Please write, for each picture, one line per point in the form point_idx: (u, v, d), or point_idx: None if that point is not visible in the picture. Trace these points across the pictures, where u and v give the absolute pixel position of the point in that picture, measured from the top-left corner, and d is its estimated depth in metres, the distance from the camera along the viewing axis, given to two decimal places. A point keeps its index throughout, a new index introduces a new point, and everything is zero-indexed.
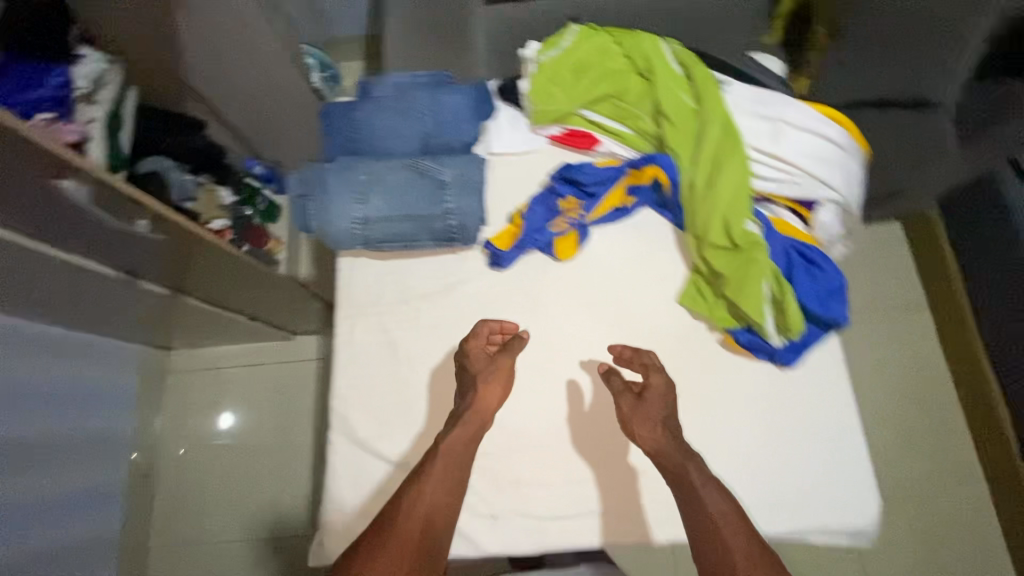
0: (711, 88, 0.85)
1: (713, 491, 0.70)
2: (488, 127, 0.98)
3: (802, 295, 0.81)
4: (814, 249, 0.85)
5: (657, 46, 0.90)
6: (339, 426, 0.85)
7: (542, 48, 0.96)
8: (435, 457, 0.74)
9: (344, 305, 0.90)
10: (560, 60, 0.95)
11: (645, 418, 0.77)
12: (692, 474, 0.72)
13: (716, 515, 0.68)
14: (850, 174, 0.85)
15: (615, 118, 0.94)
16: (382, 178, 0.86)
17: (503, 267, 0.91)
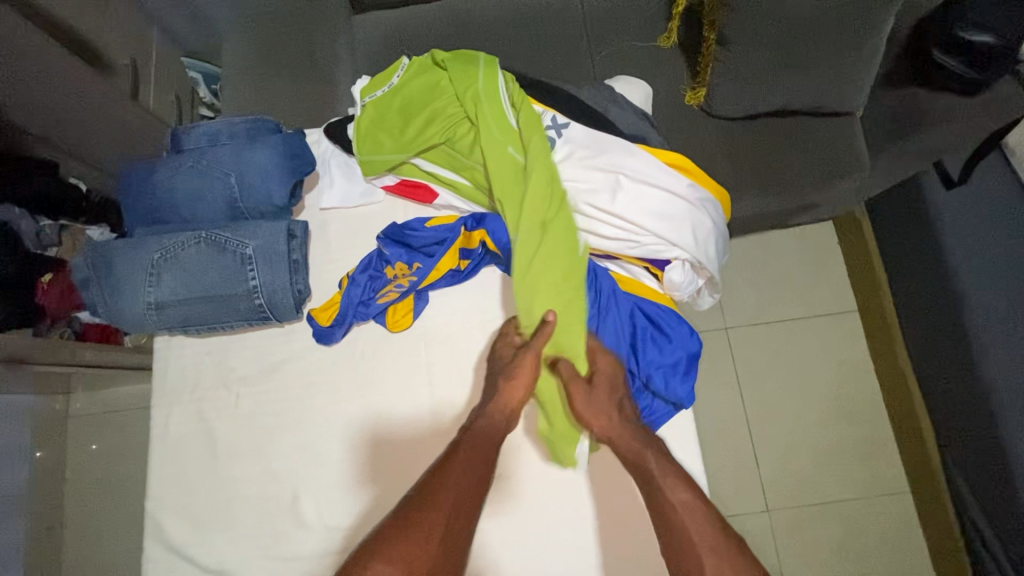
0: (540, 143, 0.75)
1: (673, 480, 0.65)
2: (318, 180, 0.88)
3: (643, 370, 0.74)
4: (663, 314, 0.76)
5: (487, 87, 0.79)
6: (154, 531, 0.78)
7: (370, 87, 0.86)
8: (456, 447, 0.67)
9: (160, 393, 0.82)
10: (388, 100, 0.85)
11: (603, 405, 0.70)
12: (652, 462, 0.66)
13: (676, 505, 0.63)
14: (700, 228, 0.75)
15: (449, 167, 0.83)
16: (176, 255, 0.76)
17: (331, 342, 0.82)
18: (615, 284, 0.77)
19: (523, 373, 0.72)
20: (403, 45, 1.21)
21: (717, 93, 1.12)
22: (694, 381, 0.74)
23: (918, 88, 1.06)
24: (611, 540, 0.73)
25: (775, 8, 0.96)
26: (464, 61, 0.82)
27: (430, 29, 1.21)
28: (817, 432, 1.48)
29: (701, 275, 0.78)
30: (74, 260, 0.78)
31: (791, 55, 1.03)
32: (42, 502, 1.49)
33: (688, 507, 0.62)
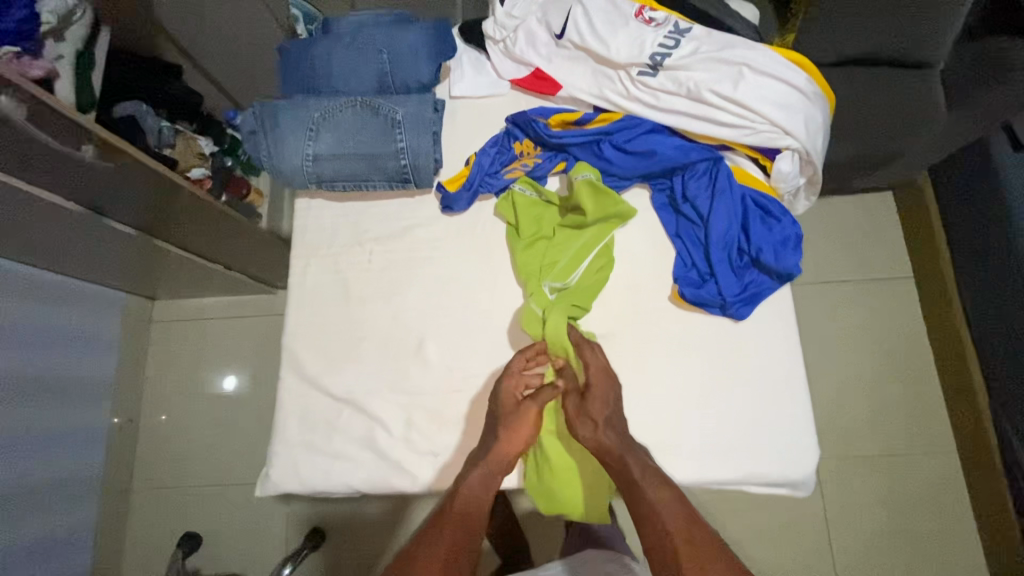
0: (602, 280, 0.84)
1: (652, 482, 0.71)
2: (450, 71, 0.97)
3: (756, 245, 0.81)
4: (770, 200, 0.84)
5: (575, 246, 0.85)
6: (290, 363, 0.86)
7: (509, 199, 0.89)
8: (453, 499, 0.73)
9: (300, 246, 0.91)
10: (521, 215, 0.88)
11: (590, 416, 0.76)
12: (636, 472, 0.72)
13: (654, 503, 0.69)
14: (812, 123, 0.82)
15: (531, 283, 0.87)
16: (334, 116, 0.85)
17: (456, 211, 0.90)
18: (728, 171, 0.85)
19: (525, 421, 0.78)
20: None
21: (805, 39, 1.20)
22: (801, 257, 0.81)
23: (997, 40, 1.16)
24: (709, 394, 0.81)
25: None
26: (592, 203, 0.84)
27: None
28: (868, 388, 1.53)
29: (805, 172, 0.86)
30: (241, 115, 0.87)
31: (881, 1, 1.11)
32: (125, 394, 1.59)
33: (644, 469, 0.72)
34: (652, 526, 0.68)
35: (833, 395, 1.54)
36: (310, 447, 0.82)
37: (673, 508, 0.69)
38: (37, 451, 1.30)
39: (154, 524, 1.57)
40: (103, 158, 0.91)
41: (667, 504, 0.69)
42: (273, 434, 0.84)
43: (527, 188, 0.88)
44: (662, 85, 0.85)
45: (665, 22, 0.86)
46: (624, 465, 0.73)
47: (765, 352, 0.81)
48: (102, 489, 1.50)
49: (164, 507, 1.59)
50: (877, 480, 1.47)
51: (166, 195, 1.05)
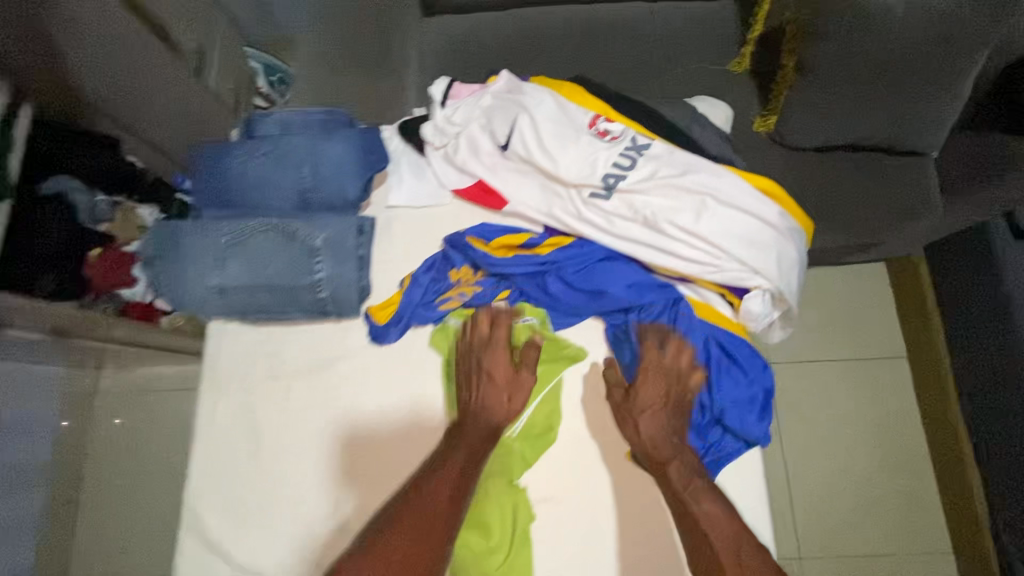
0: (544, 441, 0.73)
1: (710, 498, 0.64)
2: (386, 177, 0.87)
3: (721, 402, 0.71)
4: (736, 344, 0.73)
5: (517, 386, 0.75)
6: (191, 524, 0.75)
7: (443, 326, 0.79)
8: (429, 478, 0.66)
9: (210, 380, 0.81)
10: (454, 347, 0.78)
11: (642, 405, 0.70)
12: (687, 471, 0.66)
13: (702, 515, 0.64)
14: (784, 260, 0.72)
15: None
16: (245, 241, 0.75)
17: (385, 341, 0.80)
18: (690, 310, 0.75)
19: (517, 385, 0.72)
20: (470, 50, 1.21)
21: (788, 122, 1.09)
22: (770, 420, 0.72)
23: (997, 133, 1.05)
24: None
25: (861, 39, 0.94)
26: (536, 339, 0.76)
27: (497, 38, 1.22)
28: (860, 480, 1.42)
29: (778, 308, 0.76)
30: (141, 237, 0.77)
31: (872, 88, 1.00)
32: None
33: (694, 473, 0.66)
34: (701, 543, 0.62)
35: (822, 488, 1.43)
36: None
37: (725, 522, 0.62)
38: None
39: None
40: None
41: (717, 521, 0.63)
42: None
43: (463, 321, 0.79)
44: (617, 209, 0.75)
45: (622, 136, 0.77)
46: (670, 469, 0.67)
47: None
48: None
49: None
50: None
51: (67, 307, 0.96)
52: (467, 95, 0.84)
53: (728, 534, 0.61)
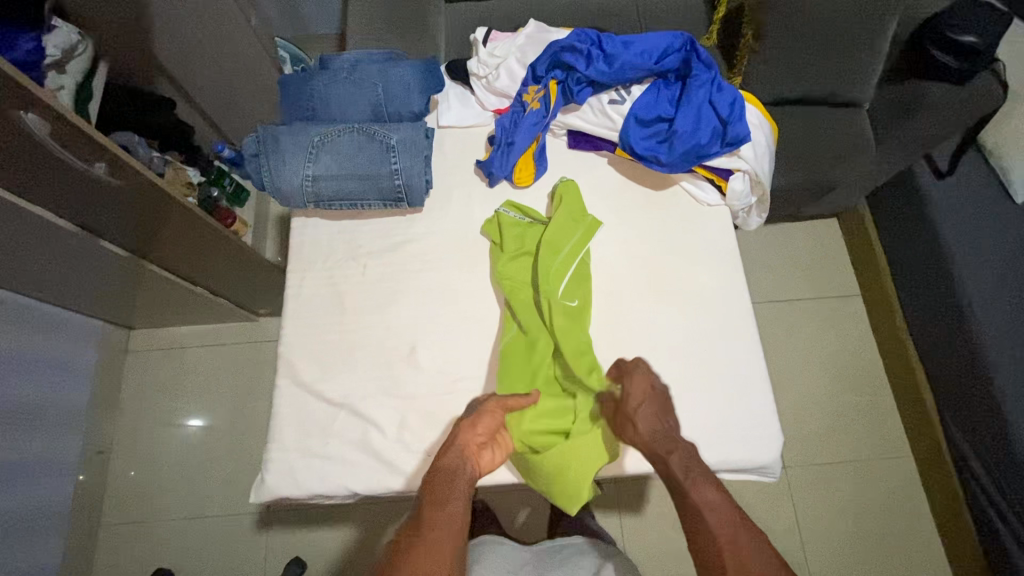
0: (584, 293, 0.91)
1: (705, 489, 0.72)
2: (438, 103, 1.06)
3: (704, 147, 0.91)
4: (723, 108, 0.91)
5: (569, 242, 0.93)
6: (286, 370, 0.90)
7: (510, 209, 0.98)
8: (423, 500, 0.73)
9: (294, 262, 0.96)
10: (514, 228, 0.95)
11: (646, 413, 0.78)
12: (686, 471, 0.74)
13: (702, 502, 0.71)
14: (759, 150, 0.95)
15: (520, 276, 0.93)
16: (334, 140, 0.93)
17: (493, 180, 1.00)
18: (689, 88, 0.93)
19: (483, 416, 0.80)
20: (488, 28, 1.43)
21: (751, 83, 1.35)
22: (728, 149, 0.92)
23: (914, 82, 1.31)
24: (684, 391, 0.89)
25: (794, 18, 1.21)
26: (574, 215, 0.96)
27: (511, 16, 1.44)
28: (829, 396, 1.65)
29: (755, 192, 0.98)
30: (245, 139, 0.93)
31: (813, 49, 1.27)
32: (96, 426, 1.55)
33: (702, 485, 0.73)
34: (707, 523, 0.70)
35: (795, 402, 1.65)
36: (307, 452, 0.85)
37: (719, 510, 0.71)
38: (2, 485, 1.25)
39: (123, 560, 1.51)
40: (111, 175, 0.93)
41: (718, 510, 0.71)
42: (268, 443, 0.86)
43: (510, 209, 0.98)
44: (636, 98, 0.96)
45: None
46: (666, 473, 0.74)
47: (729, 351, 0.91)
48: (72, 523, 1.45)
49: (135, 539, 1.53)
50: (842, 483, 1.57)
51: (164, 214, 1.08)
52: (503, 38, 1.06)
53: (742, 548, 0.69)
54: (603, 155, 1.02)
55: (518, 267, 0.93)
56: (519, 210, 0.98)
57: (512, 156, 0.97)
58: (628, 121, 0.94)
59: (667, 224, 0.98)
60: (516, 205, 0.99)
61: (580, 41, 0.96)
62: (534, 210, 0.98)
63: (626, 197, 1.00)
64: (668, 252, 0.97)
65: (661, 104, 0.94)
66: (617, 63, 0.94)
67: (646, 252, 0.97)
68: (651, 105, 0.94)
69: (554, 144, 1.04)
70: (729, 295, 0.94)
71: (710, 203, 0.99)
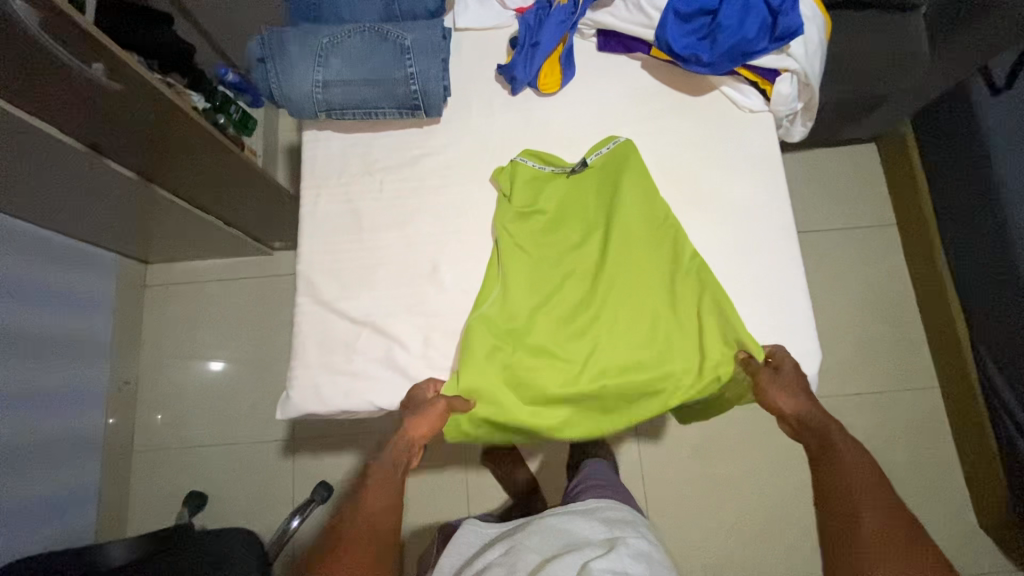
0: (634, 263, 0.84)
1: (854, 452, 0.71)
2: (455, 3, 0.97)
3: (751, 41, 0.82)
4: None
5: (621, 210, 0.85)
6: (305, 288, 0.87)
7: (535, 160, 0.89)
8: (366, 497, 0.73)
9: (308, 177, 0.92)
10: (538, 182, 0.88)
11: (789, 389, 0.76)
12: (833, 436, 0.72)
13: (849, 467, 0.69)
14: (812, 45, 0.85)
15: (545, 234, 0.88)
16: (343, 42, 0.85)
17: (516, 89, 0.93)
18: None
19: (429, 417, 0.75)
20: None
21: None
22: (777, 43, 0.82)
23: None
24: None
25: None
26: (631, 183, 0.86)
27: None
28: (857, 329, 1.61)
29: (802, 96, 0.89)
30: (249, 44, 0.87)
31: None
32: (119, 357, 1.57)
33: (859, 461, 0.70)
34: (837, 505, 0.68)
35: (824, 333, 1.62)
36: (330, 370, 0.83)
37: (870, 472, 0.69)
38: (21, 408, 1.28)
39: (156, 486, 1.56)
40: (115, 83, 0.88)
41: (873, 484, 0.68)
42: (292, 360, 0.85)
43: (530, 160, 0.89)
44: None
45: None
46: (819, 435, 0.73)
47: (769, 268, 0.86)
48: (103, 448, 1.49)
49: (166, 467, 1.58)
50: (864, 414, 1.56)
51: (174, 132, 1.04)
52: None
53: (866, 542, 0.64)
54: (635, 58, 0.94)
55: (521, 237, 0.87)
56: (550, 162, 0.90)
57: (537, 59, 0.90)
58: (666, 17, 0.85)
59: (702, 135, 0.92)
60: (542, 155, 0.90)
61: None
62: (555, 157, 0.91)
63: (661, 106, 0.93)
64: (703, 165, 0.90)
65: None
66: None
67: (681, 165, 0.91)
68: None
69: (582, 47, 0.95)
70: (770, 209, 0.88)
71: (752, 110, 0.91)
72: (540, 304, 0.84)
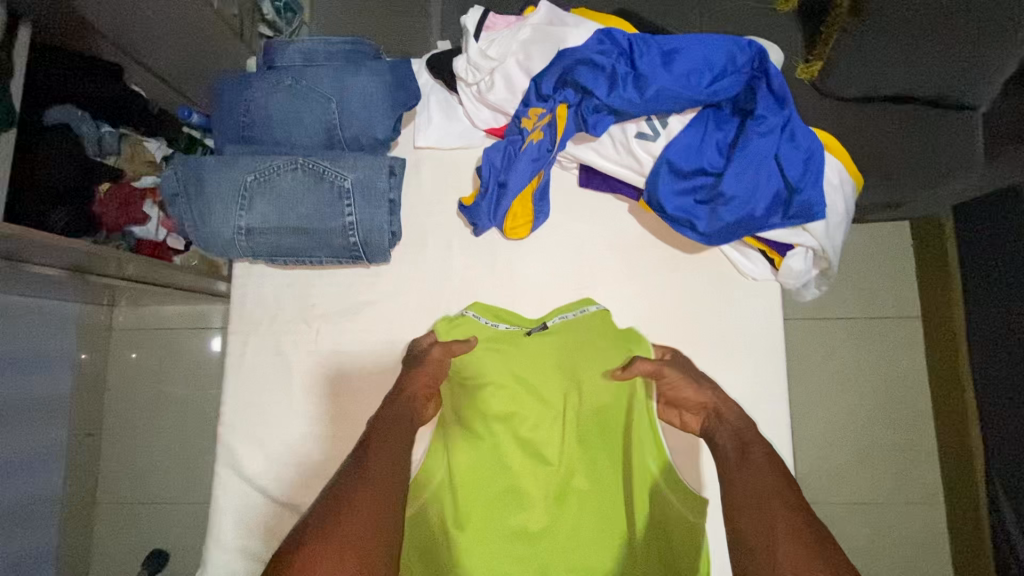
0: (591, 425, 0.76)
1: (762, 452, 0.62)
2: (415, 115, 0.82)
3: (759, 217, 0.67)
4: (792, 166, 0.66)
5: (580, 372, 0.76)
6: (226, 457, 0.77)
7: (488, 316, 0.77)
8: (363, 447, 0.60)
9: (235, 320, 0.80)
10: (495, 345, 0.76)
11: (697, 384, 0.72)
12: (747, 433, 0.66)
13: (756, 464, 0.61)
14: (836, 220, 0.70)
15: (504, 407, 0.75)
16: (271, 180, 0.72)
17: (478, 231, 0.79)
18: (750, 130, 0.67)
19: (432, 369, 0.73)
20: None
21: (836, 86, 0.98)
22: (791, 218, 0.67)
23: None
24: None
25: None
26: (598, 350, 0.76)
27: None
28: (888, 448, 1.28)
29: (817, 267, 0.75)
30: (162, 174, 0.74)
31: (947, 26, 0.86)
32: (83, 410, 1.49)
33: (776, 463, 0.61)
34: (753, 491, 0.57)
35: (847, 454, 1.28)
36: (248, 555, 0.75)
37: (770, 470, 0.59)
38: None
39: (119, 540, 1.53)
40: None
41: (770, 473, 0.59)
42: (207, 539, 0.76)
43: (483, 313, 0.77)
44: (673, 136, 0.71)
45: None
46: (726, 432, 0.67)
47: None
48: (64, 506, 1.43)
49: (131, 521, 1.53)
50: None
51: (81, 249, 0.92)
52: (502, 27, 0.78)
53: (779, 520, 0.53)
54: (622, 200, 0.79)
55: (486, 404, 0.75)
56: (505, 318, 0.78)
57: (503, 204, 0.76)
58: (659, 178, 0.70)
59: (693, 300, 0.78)
60: (498, 309, 0.78)
61: (600, 54, 0.69)
62: (512, 313, 0.78)
63: (646, 262, 0.79)
64: (691, 339, 0.77)
65: (705, 151, 0.69)
66: (652, 90, 0.67)
67: (664, 337, 0.77)
68: (689, 154, 0.69)
69: (561, 179, 0.81)
70: (766, 400, 0.75)
71: (754, 276, 0.77)
72: (494, 490, 0.73)
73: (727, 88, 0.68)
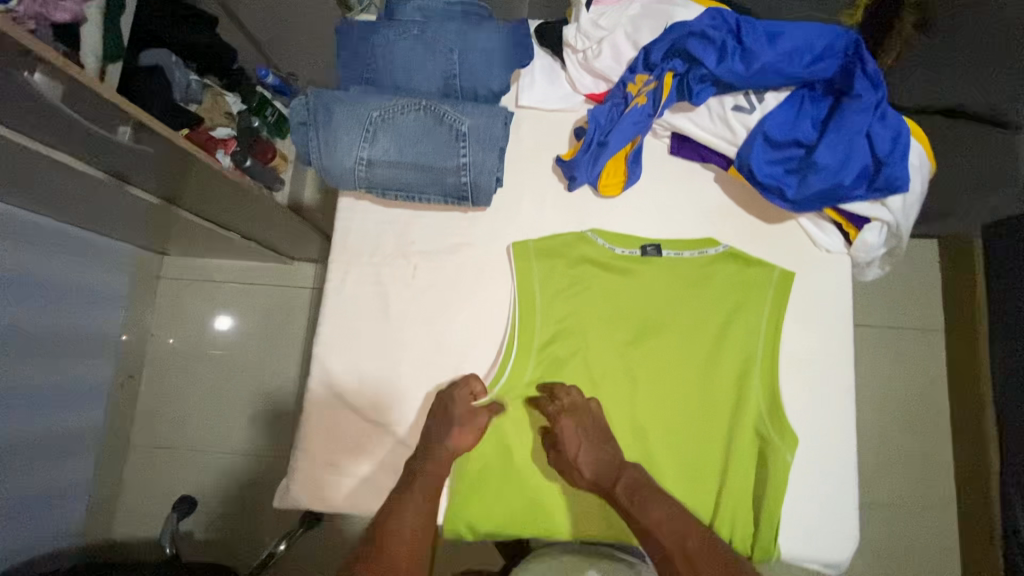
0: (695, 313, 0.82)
1: (655, 501, 0.72)
2: (521, 76, 0.88)
3: (847, 187, 0.73)
4: (880, 142, 0.72)
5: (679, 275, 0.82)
6: (319, 374, 0.82)
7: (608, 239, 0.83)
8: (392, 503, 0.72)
9: (337, 250, 0.85)
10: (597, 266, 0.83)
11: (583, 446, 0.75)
12: (637, 480, 0.74)
13: (653, 521, 0.71)
14: (911, 198, 0.76)
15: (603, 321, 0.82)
16: (396, 117, 0.78)
17: (573, 187, 0.85)
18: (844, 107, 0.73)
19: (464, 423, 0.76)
20: None
21: None
22: (874, 191, 0.74)
23: None
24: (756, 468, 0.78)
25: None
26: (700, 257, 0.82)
27: None
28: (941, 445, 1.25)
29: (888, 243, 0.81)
30: (291, 103, 0.79)
31: None
32: (129, 352, 1.45)
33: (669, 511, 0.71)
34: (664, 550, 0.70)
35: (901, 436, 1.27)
36: (335, 469, 0.79)
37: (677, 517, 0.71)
38: (41, 407, 1.16)
39: (146, 489, 1.46)
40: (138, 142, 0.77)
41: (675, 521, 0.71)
42: (296, 447, 0.80)
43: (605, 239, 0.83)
44: (769, 110, 0.77)
45: None
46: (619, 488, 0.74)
47: (813, 429, 0.79)
48: (100, 445, 1.37)
49: (161, 471, 1.47)
50: None
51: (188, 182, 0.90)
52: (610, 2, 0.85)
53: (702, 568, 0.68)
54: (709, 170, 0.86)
55: (586, 321, 0.82)
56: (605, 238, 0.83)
57: (601, 161, 0.81)
58: (754, 147, 0.76)
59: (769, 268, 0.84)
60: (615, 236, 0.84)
61: (710, 30, 0.76)
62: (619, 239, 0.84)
63: (728, 228, 0.85)
64: None
65: (799, 124, 0.76)
66: (757, 66, 0.74)
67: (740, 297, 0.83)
68: (784, 127, 0.76)
69: (652, 146, 0.87)
70: (833, 362, 0.81)
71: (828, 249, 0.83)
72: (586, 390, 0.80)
73: (823, 69, 0.75)
